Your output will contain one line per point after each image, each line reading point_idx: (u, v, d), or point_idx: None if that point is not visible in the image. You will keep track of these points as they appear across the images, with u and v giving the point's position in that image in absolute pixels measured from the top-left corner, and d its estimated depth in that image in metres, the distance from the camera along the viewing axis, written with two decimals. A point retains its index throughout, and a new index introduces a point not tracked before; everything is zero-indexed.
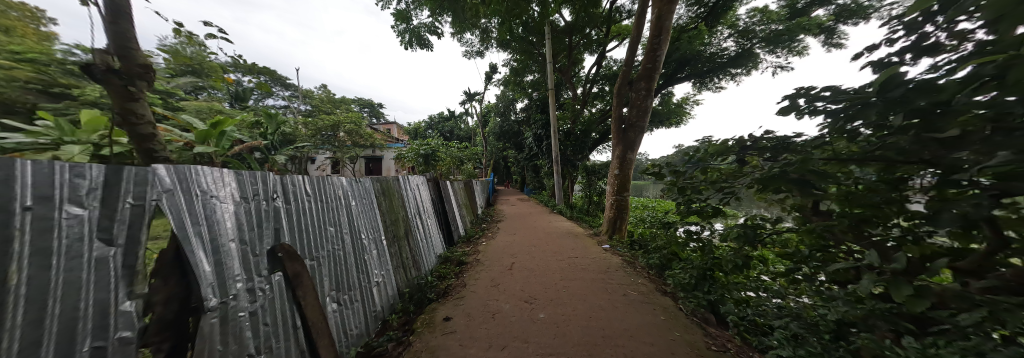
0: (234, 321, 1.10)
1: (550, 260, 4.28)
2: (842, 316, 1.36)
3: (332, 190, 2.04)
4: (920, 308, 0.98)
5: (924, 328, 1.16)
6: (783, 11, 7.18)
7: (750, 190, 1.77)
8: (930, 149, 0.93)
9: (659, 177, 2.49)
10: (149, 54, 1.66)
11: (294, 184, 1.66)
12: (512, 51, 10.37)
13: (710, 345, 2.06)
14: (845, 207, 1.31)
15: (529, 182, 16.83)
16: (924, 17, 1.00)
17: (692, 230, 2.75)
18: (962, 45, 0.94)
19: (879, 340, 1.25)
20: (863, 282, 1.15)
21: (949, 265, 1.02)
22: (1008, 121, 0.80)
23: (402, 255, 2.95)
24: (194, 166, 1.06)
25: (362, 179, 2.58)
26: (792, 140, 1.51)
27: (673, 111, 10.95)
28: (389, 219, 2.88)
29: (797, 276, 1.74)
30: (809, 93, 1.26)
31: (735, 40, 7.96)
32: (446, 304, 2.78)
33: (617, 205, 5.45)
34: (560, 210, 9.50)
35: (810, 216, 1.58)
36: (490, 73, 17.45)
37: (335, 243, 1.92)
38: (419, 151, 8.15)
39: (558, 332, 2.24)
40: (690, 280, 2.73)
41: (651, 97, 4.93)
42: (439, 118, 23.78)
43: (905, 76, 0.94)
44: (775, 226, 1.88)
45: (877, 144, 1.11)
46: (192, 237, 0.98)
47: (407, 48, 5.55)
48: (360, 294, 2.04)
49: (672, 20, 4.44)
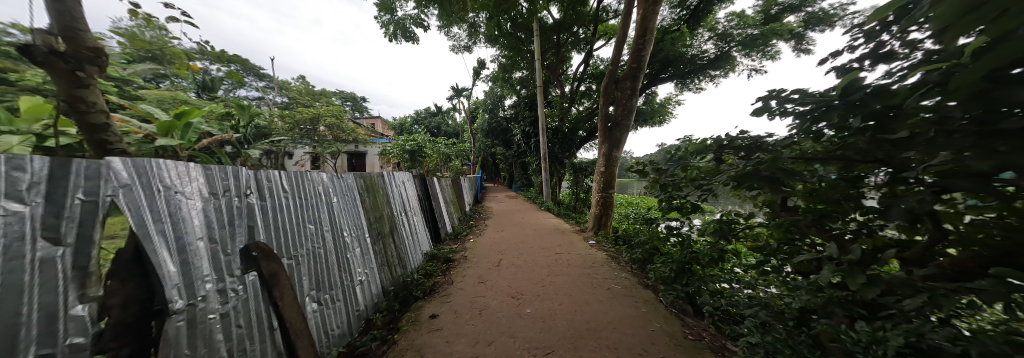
0: (203, 324, 1.03)
1: (538, 256, 4.32)
2: (805, 304, 1.47)
3: (311, 186, 1.97)
4: (871, 295, 1.08)
5: (874, 313, 1.27)
6: (758, 16, 7.52)
7: (726, 187, 1.87)
8: (884, 149, 1.02)
9: (643, 174, 2.60)
10: (101, 38, 1.53)
11: (269, 180, 1.58)
12: (500, 47, 10.28)
13: (687, 335, 2.17)
14: (810, 204, 1.42)
15: (517, 178, 16.84)
16: (883, 27, 1.08)
17: (673, 226, 2.82)
18: (912, 53, 1.03)
19: (836, 325, 1.36)
20: (824, 272, 1.26)
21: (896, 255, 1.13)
22: (950, 124, 0.88)
23: (387, 253, 2.88)
24: (157, 160, 0.98)
25: (344, 175, 2.50)
26: (765, 140, 1.61)
27: (655, 110, 11.30)
28: (373, 215, 2.81)
29: (767, 268, 1.85)
30: (779, 95, 1.35)
31: (714, 43, 8.21)
32: (432, 301, 2.75)
33: (603, 201, 5.56)
34: (548, 207, 9.61)
35: (779, 212, 1.68)
36: (478, 69, 17.29)
37: (314, 241, 1.84)
38: (404, 146, 7.87)
39: (543, 327, 2.28)
40: (670, 273, 2.83)
41: (636, 97, 5.05)
42: (426, 114, 23.26)
43: (863, 81, 1.03)
44: (747, 221, 2.00)
45: (839, 145, 1.19)
46: (154, 236, 0.90)
47: (391, 41, 5.37)
48: (344, 292, 2.01)
49: (657, 21, 4.55)
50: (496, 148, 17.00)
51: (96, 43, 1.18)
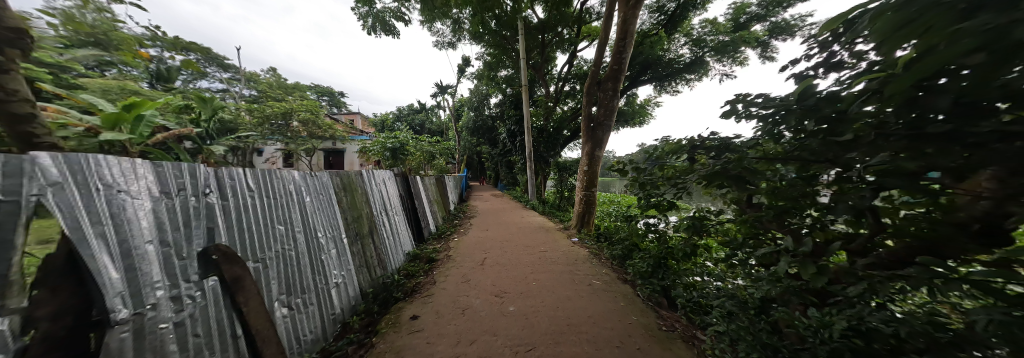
0: (153, 334, 0.95)
1: (521, 254, 4.35)
2: (766, 294, 1.58)
3: (280, 185, 1.86)
4: (819, 283, 1.19)
5: (824, 300, 1.39)
6: (729, 24, 7.95)
7: (698, 185, 1.97)
8: (834, 150, 1.12)
9: (623, 173, 2.68)
10: (28, 17, 1.36)
11: (233, 178, 1.47)
12: (484, 44, 10.22)
13: (661, 326, 2.27)
14: (773, 201, 1.53)
15: (502, 177, 16.80)
16: (835, 37, 1.17)
17: (651, 222, 2.97)
18: (859, 63, 1.12)
19: (792, 311, 1.48)
20: (782, 263, 1.36)
21: (846, 254, 1.23)
22: (887, 128, 0.98)
23: (366, 254, 2.78)
24: (95, 156, 0.89)
25: (318, 173, 2.39)
26: (732, 141, 1.71)
27: (636, 111, 11.68)
28: (350, 215, 2.71)
29: (734, 261, 1.98)
30: (745, 99, 1.44)
31: (689, 48, 8.58)
32: (413, 302, 2.70)
33: (586, 199, 5.69)
34: (533, 205, 9.68)
35: (745, 208, 1.80)
36: (463, 66, 17.06)
37: (285, 242, 1.75)
38: (385, 144, 7.54)
39: (526, 323, 2.31)
40: (647, 268, 2.95)
41: (617, 98, 5.19)
42: (409, 111, 22.66)
43: (816, 87, 1.12)
44: (717, 217, 2.13)
45: (797, 145, 1.29)
46: (91, 239, 0.82)
47: (370, 34, 5.17)
48: (318, 296, 1.92)
49: (637, 25, 4.69)
50: (481, 146, 16.88)
51: (18, 23, 1.12)
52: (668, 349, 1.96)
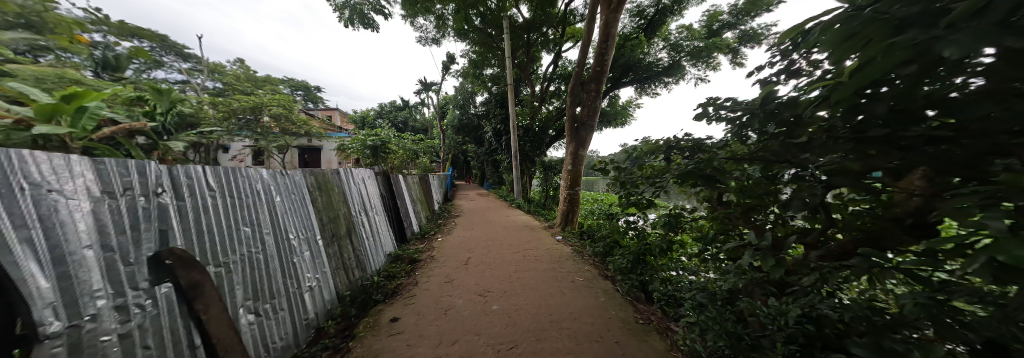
0: (92, 348, 0.87)
1: (506, 253, 4.35)
2: (733, 286, 1.68)
3: (246, 184, 1.75)
4: (778, 275, 1.28)
5: (783, 290, 1.50)
6: (703, 30, 8.35)
7: (674, 184, 2.06)
8: (792, 151, 1.21)
9: (605, 172, 2.74)
10: None
11: (191, 176, 1.37)
12: (469, 42, 10.12)
13: (638, 319, 2.36)
14: (740, 198, 1.62)
15: (488, 176, 16.73)
16: (793, 48, 1.27)
17: (631, 220, 3.07)
18: (815, 71, 1.22)
19: (754, 301, 1.59)
20: (746, 257, 1.45)
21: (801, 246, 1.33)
22: (836, 131, 1.07)
23: (343, 256, 2.67)
24: (17, 151, 0.79)
25: (290, 172, 2.27)
26: (705, 142, 1.80)
27: (618, 112, 12.01)
28: (326, 215, 2.59)
29: (705, 255, 2.09)
30: (715, 102, 1.52)
31: (667, 52, 8.92)
32: (394, 304, 2.63)
33: (570, 198, 5.78)
34: (518, 204, 9.72)
35: (716, 206, 1.90)
36: (448, 63, 16.78)
37: (252, 245, 1.65)
38: (365, 141, 7.06)
39: (508, 321, 2.32)
40: (627, 264, 3.06)
41: (599, 98, 5.31)
42: (391, 108, 21.99)
43: (777, 93, 1.20)
44: (691, 215, 2.24)
45: (761, 146, 1.38)
46: (13, 245, 0.73)
47: (347, 26, 4.97)
48: (290, 301, 1.83)
49: (618, 28, 4.81)
50: (467, 145, 16.72)
51: None
52: (644, 341, 2.04)
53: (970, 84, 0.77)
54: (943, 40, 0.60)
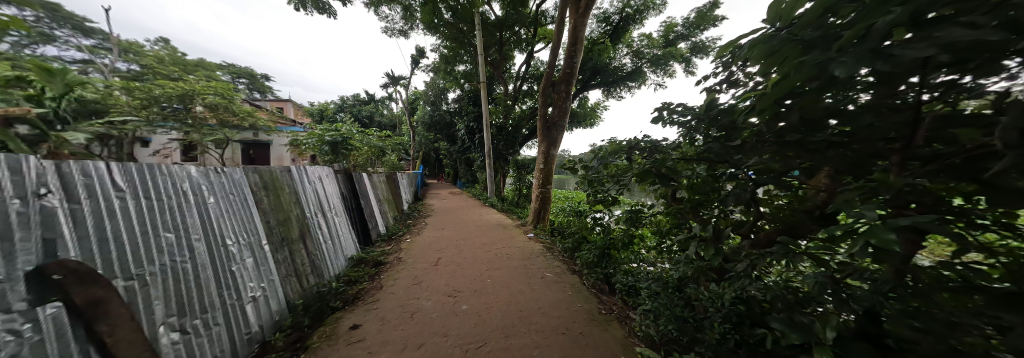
0: None
1: (477, 252, 4.32)
2: (682, 274, 1.85)
3: (169, 183, 1.51)
4: (719, 263, 1.43)
5: (722, 276, 1.69)
6: (662, 39, 9.02)
7: (635, 182, 2.20)
8: (729, 153, 1.36)
9: (573, 171, 2.82)
10: None
11: (89, 174, 1.15)
12: (440, 36, 9.81)
13: (601, 310, 2.50)
14: (691, 195, 1.78)
15: (461, 175, 16.43)
16: (732, 60, 1.42)
17: (597, 216, 3.21)
18: (749, 82, 1.38)
19: (699, 287, 1.76)
20: (693, 247, 1.61)
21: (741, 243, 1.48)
22: (762, 135, 1.22)
23: (295, 262, 2.44)
24: None
25: (228, 170, 2.01)
26: (661, 143, 1.94)
27: (587, 113, 12.51)
28: (274, 217, 2.34)
29: (661, 247, 2.27)
30: (669, 107, 1.65)
31: (631, 58, 9.48)
32: (354, 311, 2.47)
33: (542, 196, 5.90)
34: (491, 203, 9.69)
35: (670, 202, 2.07)
36: (417, 57, 16.11)
37: (176, 253, 1.43)
38: (323, 136, 6.30)
39: (477, 321, 2.30)
40: (593, 258, 3.21)
41: (569, 99, 5.47)
42: (355, 101, 20.53)
43: (718, 100, 1.34)
44: (650, 210, 2.41)
45: (705, 148, 1.53)
46: None
47: (300, 10, 4.52)
48: (227, 314, 1.62)
49: (586, 32, 4.99)
50: (439, 142, 16.23)
51: None
52: (606, 330, 2.17)
53: (858, 97, 0.93)
54: (835, 62, 0.72)
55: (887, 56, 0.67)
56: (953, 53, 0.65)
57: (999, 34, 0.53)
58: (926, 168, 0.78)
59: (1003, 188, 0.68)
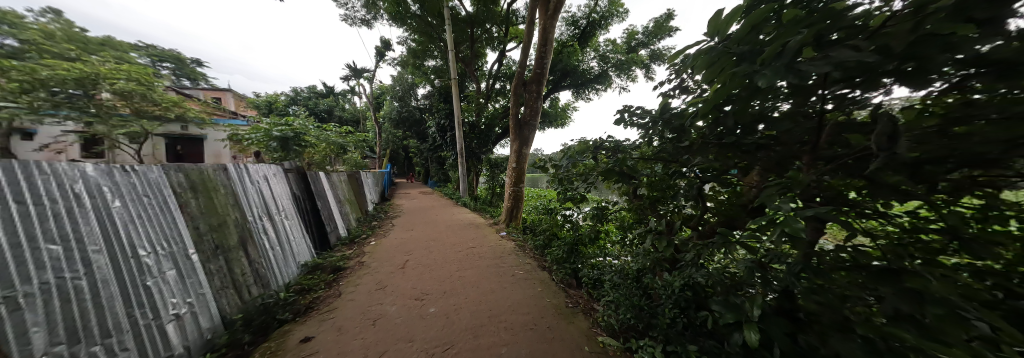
0: None
1: (447, 253, 4.21)
2: (640, 265, 1.98)
3: (48, 185, 1.25)
4: (670, 253, 1.57)
5: (674, 265, 1.84)
6: (625, 45, 9.56)
7: (600, 180, 2.30)
8: (680, 153, 1.49)
9: (544, 169, 2.87)
10: None
11: None
12: (407, 29, 9.38)
13: (567, 304, 2.59)
14: (649, 192, 1.91)
15: (432, 174, 15.92)
16: (683, 68, 1.55)
17: (567, 214, 3.31)
18: (697, 88, 1.52)
19: (654, 277, 1.91)
20: (650, 240, 1.73)
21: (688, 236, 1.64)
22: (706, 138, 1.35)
23: (234, 272, 2.16)
24: None
25: (141, 169, 1.73)
26: (623, 144, 2.06)
27: (557, 114, 12.83)
28: (206, 222, 2.06)
29: (624, 242, 2.41)
30: (630, 110, 1.75)
31: (598, 61, 9.91)
32: (307, 322, 2.27)
33: (514, 195, 5.93)
34: (464, 202, 9.52)
35: (631, 199, 2.19)
36: (383, 50, 15.25)
37: (60, 268, 1.19)
38: (271, 131, 5.56)
39: (445, 324, 2.24)
40: (563, 254, 3.31)
41: (540, 99, 5.55)
42: (312, 94, 18.80)
43: (671, 104, 1.44)
44: (613, 207, 2.54)
45: (659, 148, 1.65)
46: None
47: None
48: (139, 337, 1.39)
49: (555, 35, 5.10)
50: (408, 140, 15.54)
51: None
52: (571, 323, 2.25)
53: (780, 105, 1.06)
54: (758, 74, 0.81)
55: (797, 71, 0.77)
56: (845, 70, 0.77)
57: (874, 57, 0.64)
58: (828, 167, 0.92)
59: (879, 184, 0.83)
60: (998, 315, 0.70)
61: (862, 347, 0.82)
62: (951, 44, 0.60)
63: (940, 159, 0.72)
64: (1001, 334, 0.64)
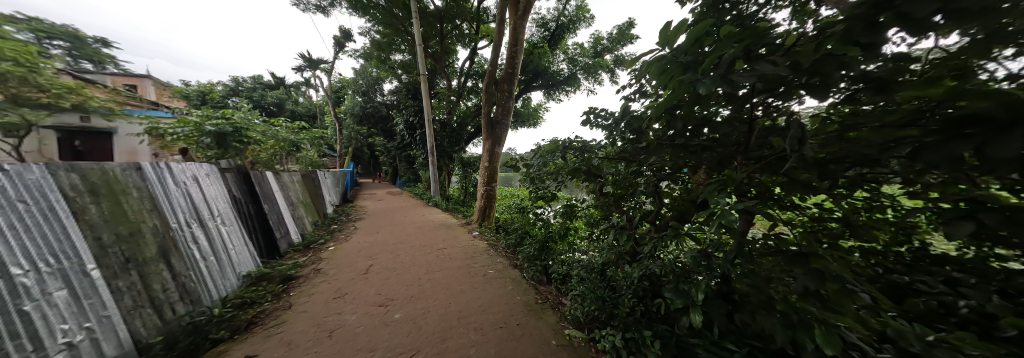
0: None
1: (416, 255, 4.04)
2: (605, 260, 2.09)
3: None
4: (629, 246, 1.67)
5: (634, 258, 1.96)
6: (593, 49, 9.96)
7: (569, 179, 2.37)
8: (639, 153, 1.59)
9: (515, 169, 2.86)
10: None
11: None
12: (370, 19, 8.80)
13: (537, 300, 2.63)
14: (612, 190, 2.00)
15: (400, 173, 15.16)
16: (642, 73, 1.65)
17: (538, 212, 3.36)
18: (654, 93, 1.63)
19: (617, 270, 2.02)
20: (613, 236, 1.82)
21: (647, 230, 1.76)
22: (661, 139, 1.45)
23: (154, 289, 1.84)
24: None
25: (16, 168, 1.41)
26: (589, 144, 2.13)
27: (529, 113, 12.97)
28: (111, 231, 1.73)
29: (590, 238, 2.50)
30: (595, 111, 1.83)
31: (567, 63, 10.20)
32: (249, 339, 2.04)
33: (487, 194, 5.87)
34: (435, 202, 9.20)
35: (597, 197, 2.29)
36: (343, 40, 14.15)
37: None
38: (204, 125, 4.84)
39: (410, 329, 2.15)
40: (534, 252, 3.36)
41: (512, 98, 5.55)
42: (257, 84, 16.77)
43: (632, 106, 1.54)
44: (582, 204, 2.63)
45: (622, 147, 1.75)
46: None
47: None
48: None
49: (525, 35, 5.14)
50: (373, 137, 14.61)
51: None
52: (540, 318, 2.30)
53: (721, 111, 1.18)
54: (700, 83, 0.89)
55: (730, 81, 0.87)
56: (768, 82, 0.89)
57: (787, 71, 0.74)
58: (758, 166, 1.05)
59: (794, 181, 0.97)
60: (878, 287, 0.85)
61: (781, 321, 0.96)
62: (844, 63, 0.71)
63: (837, 159, 0.85)
64: (879, 303, 0.78)
